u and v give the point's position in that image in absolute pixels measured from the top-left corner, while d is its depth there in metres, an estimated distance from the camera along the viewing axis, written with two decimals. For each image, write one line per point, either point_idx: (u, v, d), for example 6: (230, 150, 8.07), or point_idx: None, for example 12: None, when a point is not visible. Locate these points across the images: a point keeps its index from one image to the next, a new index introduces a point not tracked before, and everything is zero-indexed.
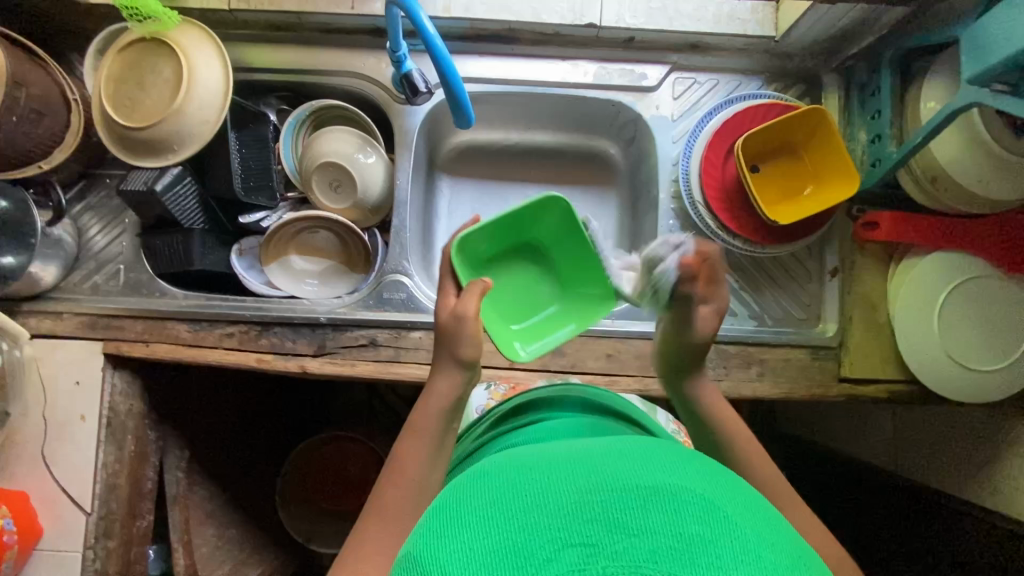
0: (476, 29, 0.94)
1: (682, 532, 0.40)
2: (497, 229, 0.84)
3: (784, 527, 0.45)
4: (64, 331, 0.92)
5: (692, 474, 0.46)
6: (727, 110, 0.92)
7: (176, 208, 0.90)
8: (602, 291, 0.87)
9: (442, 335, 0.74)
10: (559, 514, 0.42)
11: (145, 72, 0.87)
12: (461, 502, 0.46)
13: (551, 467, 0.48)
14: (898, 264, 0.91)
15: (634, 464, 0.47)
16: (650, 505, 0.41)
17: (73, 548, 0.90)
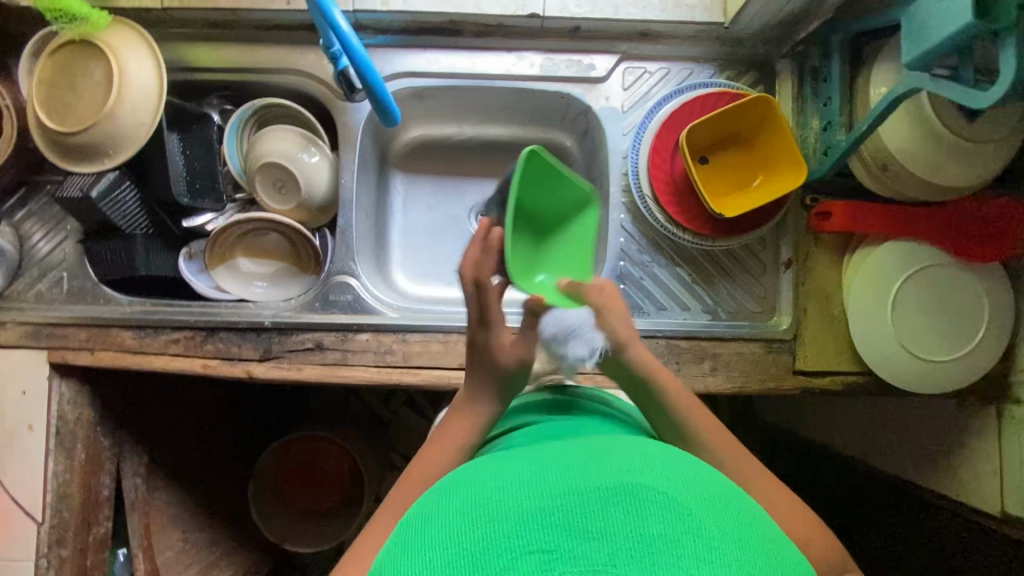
0: (417, 22, 0.92)
1: (643, 533, 0.39)
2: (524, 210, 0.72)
3: (751, 515, 0.44)
4: (7, 340, 0.91)
5: (658, 465, 0.45)
6: (680, 100, 0.89)
7: (115, 213, 0.88)
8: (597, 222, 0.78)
9: (504, 373, 0.71)
10: (518, 518, 0.41)
11: (76, 75, 0.85)
12: (426, 514, 0.45)
13: (516, 467, 0.47)
14: (853, 253, 0.89)
15: (599, 459, 0.46)
16: (611, 506, 0.40)
17: (26, 557, 0.90)
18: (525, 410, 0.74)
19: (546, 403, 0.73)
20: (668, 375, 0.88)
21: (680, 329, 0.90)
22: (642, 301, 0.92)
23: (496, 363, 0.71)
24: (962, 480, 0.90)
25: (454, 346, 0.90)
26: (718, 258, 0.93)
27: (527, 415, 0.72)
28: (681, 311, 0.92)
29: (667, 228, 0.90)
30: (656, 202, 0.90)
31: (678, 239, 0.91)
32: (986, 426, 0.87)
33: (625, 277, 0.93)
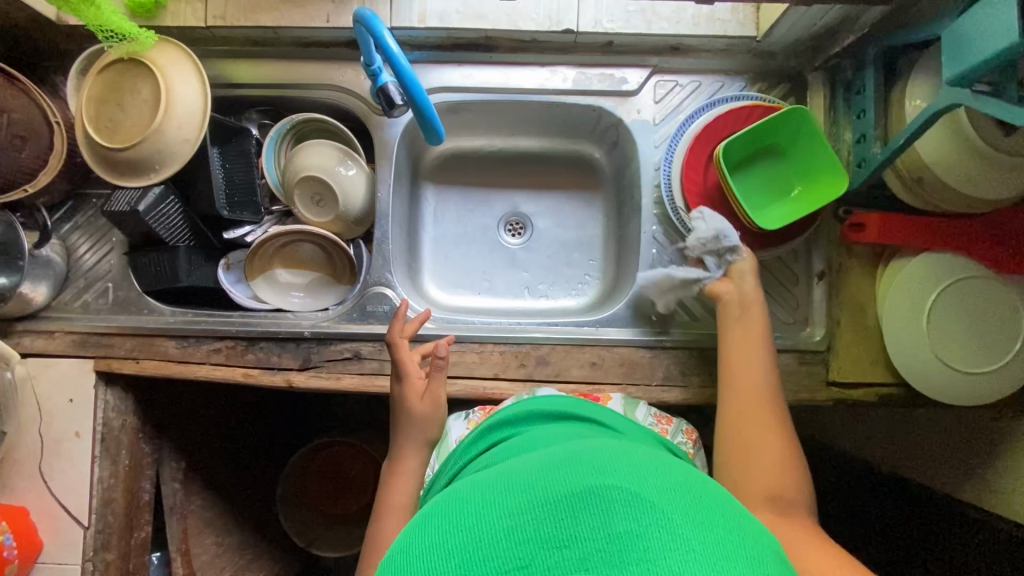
0: (452, 38, 0.93)
1: (611, 532, 0.39)
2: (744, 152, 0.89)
3: (721, 497, 0.44)
4: (56, 349, 0.94)
5: (626, 464, 0.45)
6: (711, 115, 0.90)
7: (160, 225, 0.90)
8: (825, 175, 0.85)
9: (419, 420, 0.82)
10: (492, 539, 0.41)
11: (124, 92, 0.88)
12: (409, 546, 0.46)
13: (488, 490, 0.47)
14: (887, 265, 0.90)
15: (565, 470, 0.46)
16: (579, 511, 0.41)
17: (72, 560, 0.92)
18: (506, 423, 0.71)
19: (519, 414, 0.71)
20: (702, 386, 0.89)
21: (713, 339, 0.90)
22: (675, 312, 0.93)
23: (412, 415, 0.82)
24: (998, 493, 0.89)
25: (489, 355, 0.91)
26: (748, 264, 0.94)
27: (502, 429, 0.70)
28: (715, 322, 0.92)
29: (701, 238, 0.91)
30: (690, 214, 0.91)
31: None
32: (1021, 438, 0.87)
33: None
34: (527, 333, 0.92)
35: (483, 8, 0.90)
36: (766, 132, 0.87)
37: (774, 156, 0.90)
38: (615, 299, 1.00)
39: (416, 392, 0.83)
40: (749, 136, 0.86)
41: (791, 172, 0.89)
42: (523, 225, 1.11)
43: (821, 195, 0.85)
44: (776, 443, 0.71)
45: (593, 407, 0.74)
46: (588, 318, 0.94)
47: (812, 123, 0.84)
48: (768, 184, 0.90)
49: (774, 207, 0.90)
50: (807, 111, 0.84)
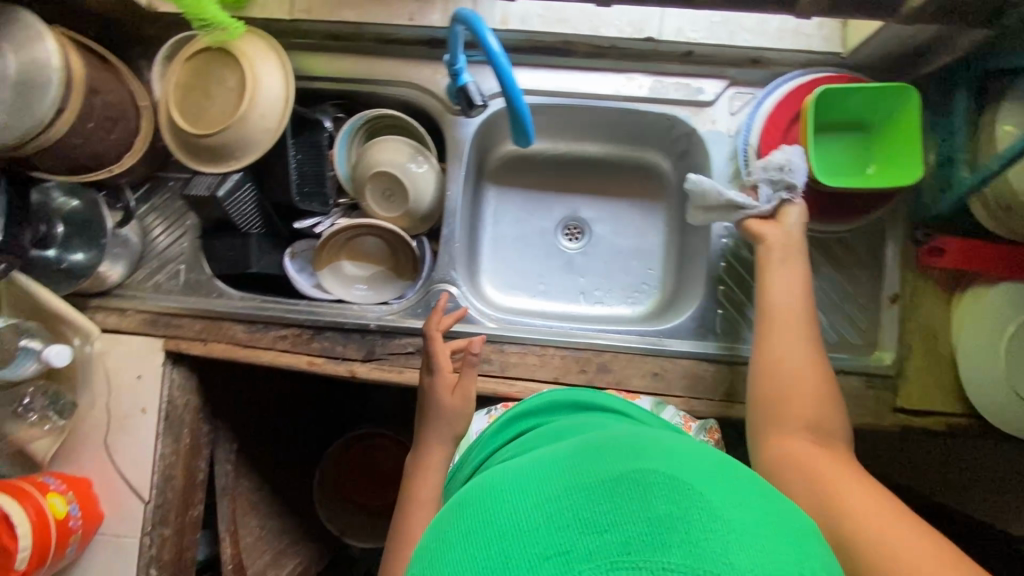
0: (532, 42, 0.93)
1: (652, 514, 0.38)
2: (834, 115, 0.85)
3: (756, 492, 0.43)
4: (127, 326, 0.96)
5: (654, 453, 0.45)
6: (802, 78, 0.88)
7: (235, 212, 0.92)
8: (906, 156, 0.81)
9: (449, 414, 0.79)
10: (530, 527, 0.39)
11: (211, 81, 0.90)
12: (443, 541, 0.44)
13: (518, 480, 0.46)
14: (963, 292, 0.87)
15: (597, 457, 0.45)
16: (617, 496, 0.39)
17: (131, 534, 0.93)
18: (530, 415, 0.73)
19: (540, 406, 0.73)
20: None
21: None
22: (740, 328, 0.92)
23: (441, 407, 0.79)
24: None
25: (550, 359, 0.91)
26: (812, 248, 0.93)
27: (527, 425, 0.70)
28: None
29: None
30: None
31: None
32: None
33: (725, 303, 0.94)
34: (589, 339, 0.92)
35: (567, 13, 0.92)
36: (864, 101, 0.83)
37: (861, 127, 0.87)
38: (675, 316, 0.99)
39: (448, 386, 0.80)
40: (844, 99, 0.83)
41: (873, 151, 0.86)
42: (581, 230, 1.11)
43: (895, 176, 0.81)
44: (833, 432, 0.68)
45: (618, 400, 0.74)
46: (650, 329, 0.94)
47: (913, 101, 0.79)
48: (847, 150, 0.87)
49: (846, 175, 0.86)
50: (914, 92, 0.79)
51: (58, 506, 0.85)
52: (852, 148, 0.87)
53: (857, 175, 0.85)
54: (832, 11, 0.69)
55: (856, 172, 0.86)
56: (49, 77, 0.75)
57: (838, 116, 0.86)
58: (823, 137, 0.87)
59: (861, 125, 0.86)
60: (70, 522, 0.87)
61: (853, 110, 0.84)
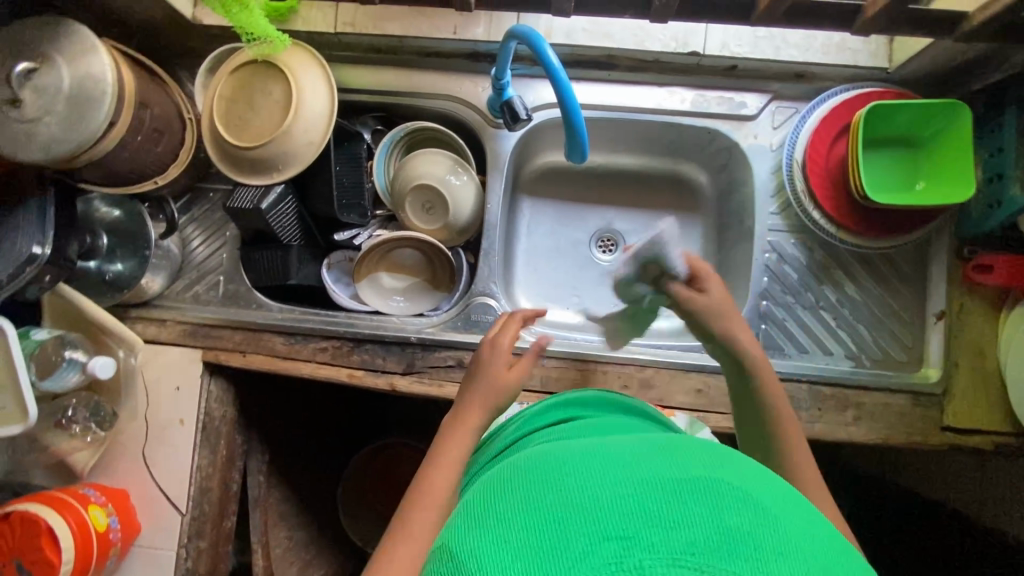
0: (575, 55, 0.94)
1: (723, 524, 0.38)
2: (884, 131, 0.85)
3: (822, 521, 0.42)
4: (166, 337, 0.95)
5: (729, 464, 0.44)
6: (857, 91, 0.88)
7: (277, 224, 0.92)
8: (958, 174, 0.80)
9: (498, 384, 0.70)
10: (596, 503, 0.40)
11: (255, 93, 0.90)
12: (500, 495, 0.45)
13: (586, 458, 0.46)
14: (1011, 309, 0.86)
15: (665, 456, 0.44)
16: (690, 496, 0.39)
17: (167, 546, 0.92)
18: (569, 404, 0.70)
19: (581, 400, 0.70)
20: (810, 422, 0.87)
21: (823, 373, 0.89)
22: (784, 343, 0.91)
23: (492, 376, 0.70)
24: None
25: (592, 373, 0.91)
26: (856, 264, 0.92)
27: (568, 411, 0.68)
28: (823, 355, 0.91)
29: (822, 225, 0.89)
30: (810, 198, 0.89)
31: (833, 238, 0.90)
32: None
33: (769, 317, 0.92)
34: (631, 353, 0.91)
35: (610, 27, 0.91)
36: (914, 118, 0.82)
37: (909, 143, 0.86)
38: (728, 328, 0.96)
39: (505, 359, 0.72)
40: (894, 115, 0.82)
41: (921, 167, 0.85)
42: (615, 242, 1.11)
43: (945, 194, 0.80)
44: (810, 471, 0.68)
45: (655, 409, 0.73)
46: (693, 343, 0.94)
47: (966, 119, 0.78)
48: (895, 167, 0.87)
49: (894, 192, 0.86)
50: (967, 111, 0.78)
51: (99, 518, 0.85)
52: (899, 165, 0.87)
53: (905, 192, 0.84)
54: (889, 28, 0.69)
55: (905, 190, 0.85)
56: (104, 90, 0.75)
57: (887, 132, 0.85)
58: (872, 153, 0.87)
59: (909, 140, 0.86)
60: (110, 534, 0.86)
61: (902, 126, 0.84)
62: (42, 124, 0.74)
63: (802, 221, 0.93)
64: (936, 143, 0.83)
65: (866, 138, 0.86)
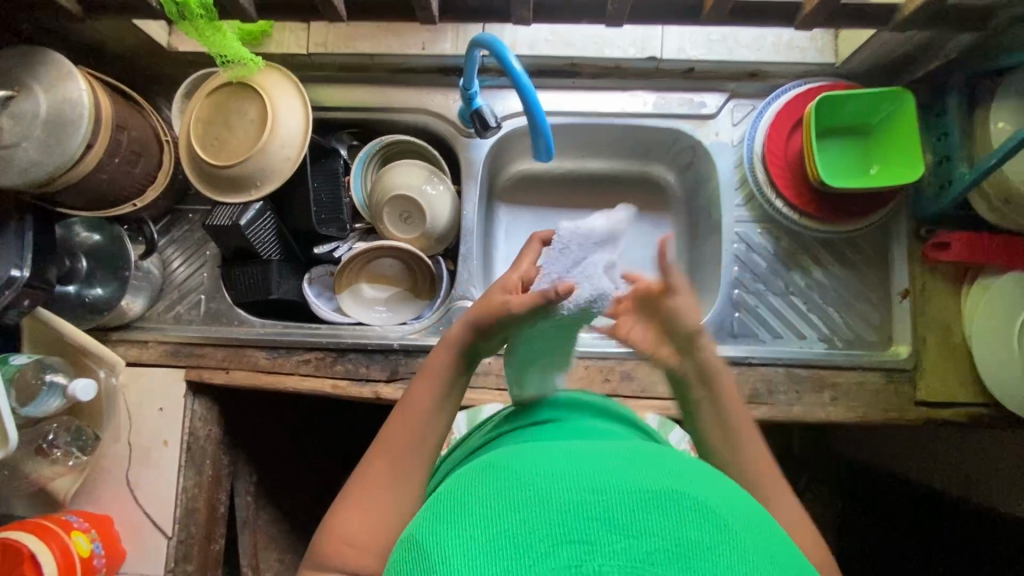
0: (540, 65, 0.98)
1: (682, 536, 0.37)
2: (835, 121, 0.90)
3: (783, 540, 0.42)
4: (149, 359, 0.95)
5: (696, 473, 0.43)
6: (807, 86, 0.92)
7: (256, 240, 0.93)
8: (909, 155, 0.84)
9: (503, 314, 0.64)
10: (560, 507, 0.38)
11: (231, 113, 0.92)
12: (465, 488, 0.43)
13: (554, 455, 0.44)
14: (972, 283, 0.90)
15: (638, 459, 0.43)
16: (654, 506, 0.38)
17: (154, 571, 0.91)
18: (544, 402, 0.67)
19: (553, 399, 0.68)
20: (789, 404, 0.89)
21: (798, 356, 0.91)
22: (758, 330, 0.94)
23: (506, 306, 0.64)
24: None
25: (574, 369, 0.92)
26: (821, 251, 0.95)
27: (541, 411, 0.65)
28: (797, 339, 0.93)
29: (784, 213, 0.93)
30: (772, 188, 0.93)
31: (797, 224, 0.93)
32: None
33: (741, 305, 0.95)
34: (610, 348, 0.93)
35: (572, 37, 0.95)
36: (862, 108, 0.87)
37: (859, 131, 0.91)
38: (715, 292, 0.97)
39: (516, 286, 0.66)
40: (844, 105, 0.86)
41: (873, 151, 0.90)
42: None
43: (898, 175, 0.85)
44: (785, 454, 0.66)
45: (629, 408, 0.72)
46: None
47: (911, 104, 0.84)
48: (849, 155, 0.91)
49: (851, 177, 0.89)
50: (910, 96, 0.84)
51: (82, 544, 0.83)
52: (852, 153, 0.91)
53: (860, 176, 0.89)
54: (828, 22, 0.74)
55: (860, 175, 0.89)
56: (80, 114, 0.77)
57: (838, 123, 0.90)
58: (827, 143, 0.91)
59: (861, 127, 0.90)
60: (94, 560, 0.85)
61: (852, 116, 0.88)
62: (18, 150, 0.76)
63: (767, 212, 0.96)
64: (885, 129, 0.88)
65: (818, 128, 0.90)
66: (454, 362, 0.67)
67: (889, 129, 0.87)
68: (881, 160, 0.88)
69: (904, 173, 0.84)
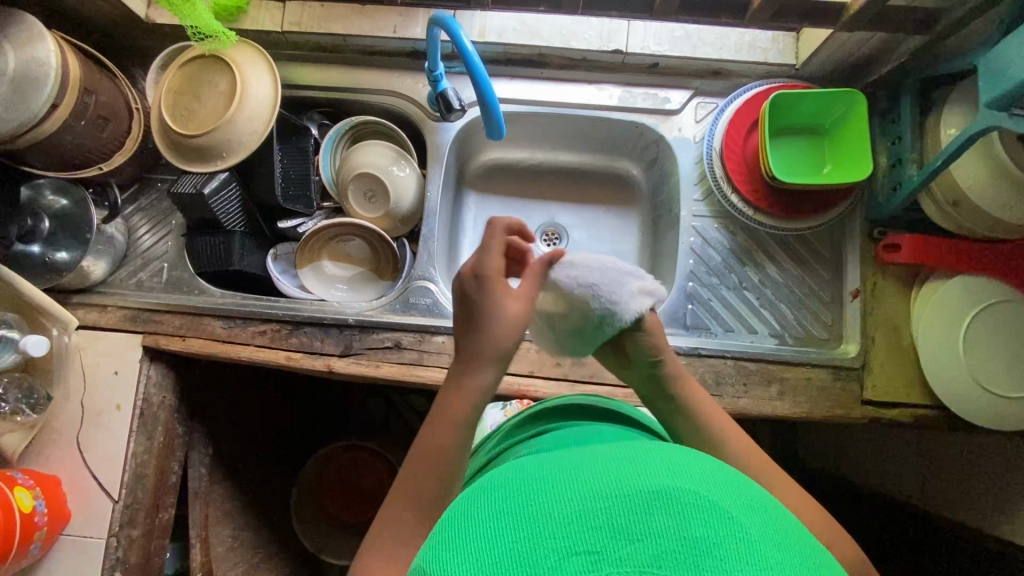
0: (508, 54, 1.00)
1: (686, 535, 0.37)
2: (790, 118, 0.91)
3: (794, 530, 0.41)
4: (107, 323, 0.96)
5: (695, 470, 0.43)
6: (768, 85, 0.94)
7: (220, 210, 0.94)
8: (858, 154, 0.86)
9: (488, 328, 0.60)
10: (563, 521, 0.39)
11: (202, 85, 0.94)
12: (470, 511, 0.43)
13: (555, 473, 0.44)
14: (921, 286, 0.91)
15: (635, 463, 0.44)
16: (655, 509, 0.38)
17: (97, 534, 0.91)
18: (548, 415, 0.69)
19: (557, 413, 0.69)
20: (736, 396, 0.89)
21: (750, 351, 0.91)
22: (710, 322, 0.95)
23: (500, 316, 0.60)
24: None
25: (526, 352, 0.93)
26: (777, 249, 0.97)
27: (547, 424, 0.67)
28: (749, 334, 0.94)
29: (742, 210, 0.94)
30: (729, 182, 0.94)
31: (754, 222, 0.95)
32: None
33: (694, 298, 0.96)
34: None
35: (539, 27, 0.97)
36: (816, 106, 0.89)
37: (814, 131, 0.93)
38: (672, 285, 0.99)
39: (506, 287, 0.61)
40: (799, 103, 0.89)
41: (827, 151, 0.92)
42: (559, 236, 1.13)
43: (847, 174, 0.87)
44: (714, 433, 0.67)
45: (628, 408, 0.72)
46: None
47: (863, 104, 0.85)
48: (804, 153, 0.93)
49: (805, 174, 0.91)
50: (861, 96, 0.86)
51: (25, 500, 0.84)
52: (807, 151, 0.93)
53: (814, 174, 0.90)
54: (776, 18, 0.77)
55: (814, 173, 0.92)
56: (47, 73, 0.79)
57: (793, 121, 0.92)
58: (784, 141, 0.93)
59: (816, 127, 0.93)
60: (36, 518, 0.85)
61: (807, 114, 0.90)
62: None
63: (724, 208, 0.98)
64: (838, 130, 0.90)
65: (774, 126, 0.92)
66: (474, 401, 0.59)
67: (841, 128, 0.90)
68: (834, 159, 0.91)
69: (853, 172, 0.87)
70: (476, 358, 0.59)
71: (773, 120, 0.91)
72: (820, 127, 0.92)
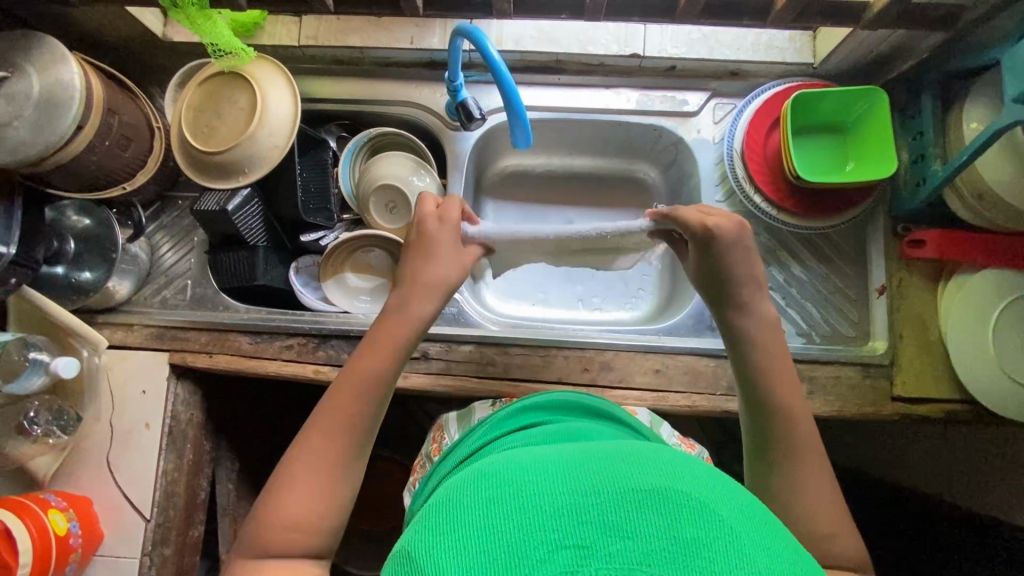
0: (525, 61, 1.01)
1: (677, 536, 0.36)
2: (812, 116, 0.91)
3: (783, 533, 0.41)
4: (133, 342, 0.96)
5: (689, 467, 0.42)
6: (787, 85, 0.94)
7: (243, 226, 0.94)
8: (882, 152, 0.87)
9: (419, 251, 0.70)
10: (553, 512, 0.38)
11: (222, 102, 0.94)
12: (456, 495, 0.42)
13: (546, 461, 0.43)
14: (948, 281, 0.90)
15: (630, 456, 0.43)
16: (647, 508, 0.38)
17: (130, 554, 0.91)
18: (536, 408, 0.68)
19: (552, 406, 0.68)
20: None
21: None
22: None
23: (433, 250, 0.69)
24: None
25: (553, 358, 0.93)
26: (800, 248, 0.97)
27: (535, 418, 0.67)
28: None
29: (764, 209, 0.94)
30: (750, 182, 0.94)
31: (776, 221, 0.95)
32: None
33: None
34: (591, 339, 0.93)
35: (556, 35, 0.98)
36: (838, 104, 0.89)
37: (836, 129, 0.93)
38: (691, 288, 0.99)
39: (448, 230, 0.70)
40: (821, 101, 0.89)
41: (850, 150, 0.92)
42: None
43: (871, 172, 0.87)
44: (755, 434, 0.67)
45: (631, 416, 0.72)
46: (650, 329, 0.97)
47: (885, 101, 0.86)
48: (826, 152, 0.93)
49: (827, 172, 0.91)
50: (884, 93, 0.86)
51: (59, 522, 0.84)
52: (828, 149, 0.93)
53: (837, 173, 0.90)
54: (799, 18, 0.77)
55: (836, 172, 0.92)
56: (71, 95, 0.79)
57: (815, 120, 0.92)
58: (806, 138, 0.93)
59: (838, 126, 0.93)
60: (70, 539, 0.84)
61: (828, 111, 0.90)
62: (11, 129, 0.78)
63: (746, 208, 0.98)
64: (861, 128, 0.90)
65: (795, 126, 0.92)
66: (404, 333, 0.67)
67: (862, 126, 0.90)
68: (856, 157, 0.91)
69: (873, 171, 0.87)
70: (411, 290, 0.68)
71: (794, 117, 0.91)
72: (841, 123, 0.92)
